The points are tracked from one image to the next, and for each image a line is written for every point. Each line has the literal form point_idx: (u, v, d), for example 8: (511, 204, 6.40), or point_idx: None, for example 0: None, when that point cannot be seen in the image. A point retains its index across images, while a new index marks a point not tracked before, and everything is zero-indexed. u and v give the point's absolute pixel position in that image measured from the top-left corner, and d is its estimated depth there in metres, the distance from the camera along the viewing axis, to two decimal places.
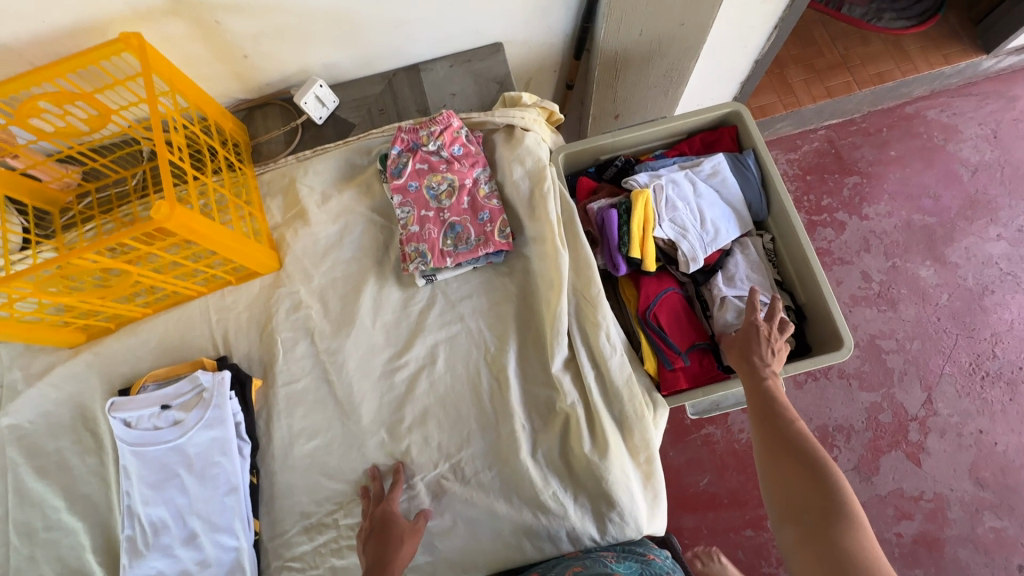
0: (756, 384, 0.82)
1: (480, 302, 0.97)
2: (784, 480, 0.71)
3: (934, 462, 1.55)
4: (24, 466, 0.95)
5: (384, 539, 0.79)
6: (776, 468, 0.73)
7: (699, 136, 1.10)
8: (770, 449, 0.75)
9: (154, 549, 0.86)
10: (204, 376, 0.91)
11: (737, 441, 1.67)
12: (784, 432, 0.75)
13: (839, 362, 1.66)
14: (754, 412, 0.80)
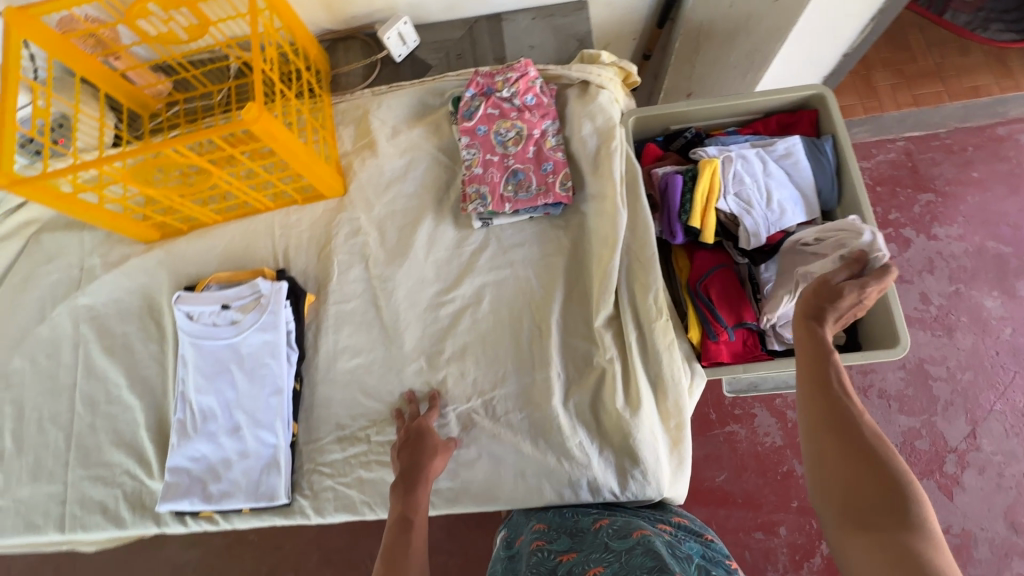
0: (819, 357, 0.68)
1: (532, 251, 0.98)
2: (843, 478, 0.60)
3: (968, 497, 1.49)
4: (94, 342, 1.03)
5: (418, 450, 0.83)
6: (835, 462, 0.61)
7: (776, 117, 1.06)
8: (827, 437, 0.63)
9: (201, 434, 0.92)
10: (264, 284, 0.96)
11: (760, 444, 1.64)
12: (843, 414, 0.63)
13: (880, 379, 1.60)
14: (811, 387, 0.67)
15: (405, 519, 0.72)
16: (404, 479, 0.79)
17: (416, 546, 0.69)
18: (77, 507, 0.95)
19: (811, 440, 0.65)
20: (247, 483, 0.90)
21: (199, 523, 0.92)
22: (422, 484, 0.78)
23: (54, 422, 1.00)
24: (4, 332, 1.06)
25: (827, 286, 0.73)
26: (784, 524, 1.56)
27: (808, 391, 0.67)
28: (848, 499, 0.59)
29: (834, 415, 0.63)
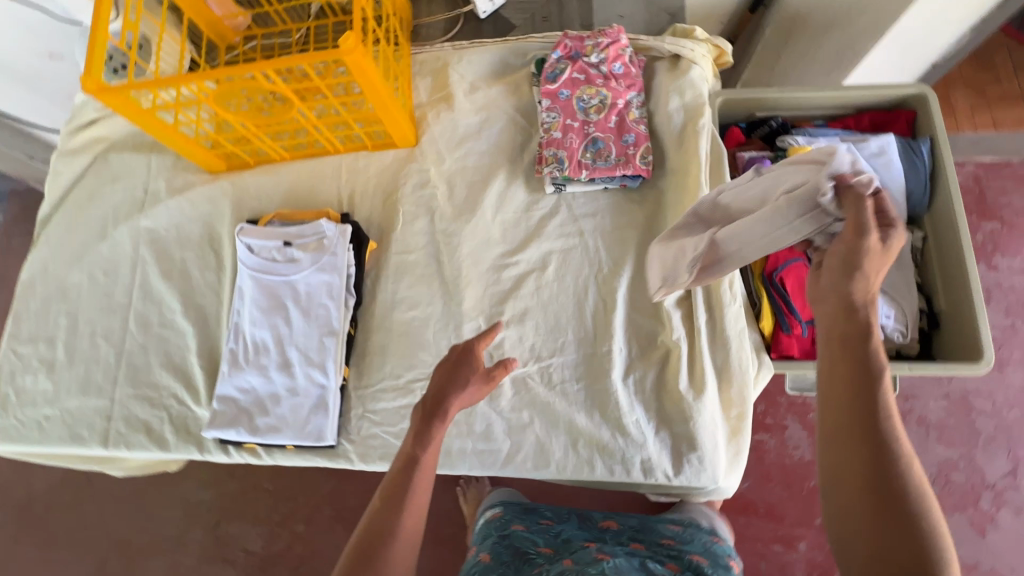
0: (862, 378, 0.56)
1: (604, 222, 0.96)
2: (864, 528, 0.52)
3: (1001, 536, 1.41)
4: (152, 265, 1.03)
5: (450, 379, 0.68)
6: (855, 507, 0.53)
7: (870, 114, 1.01)
8: (856, 475, 0.53)
9: (252, 366, 0.92)
10: (328, 225, 0.94)
11: (788, 456, 1.57)
12: (882, 460, 0.52)
13: (919, 407, 1.52)
14: (849, 420, 0.55)
15: (414, 458, 0.66)
16: (426, 408, 0.67)
17: (420, 490, 0.65)
18: (123, 425, 0.95)
19: (839, 480, 0.54)
20: (294, 421, 0.89)
21: (242, 454, 0.92)
22: (443, 421, 0.67)
23: (106, 339, 1.00)
24: (64, 245, 1.06)
25: (857, 250, 0.57)
26: (804, 541, 1.48)
27: (844, 422, 0.55)
28: (867, 551, 0.51)
29: (868, 451, 0.53)
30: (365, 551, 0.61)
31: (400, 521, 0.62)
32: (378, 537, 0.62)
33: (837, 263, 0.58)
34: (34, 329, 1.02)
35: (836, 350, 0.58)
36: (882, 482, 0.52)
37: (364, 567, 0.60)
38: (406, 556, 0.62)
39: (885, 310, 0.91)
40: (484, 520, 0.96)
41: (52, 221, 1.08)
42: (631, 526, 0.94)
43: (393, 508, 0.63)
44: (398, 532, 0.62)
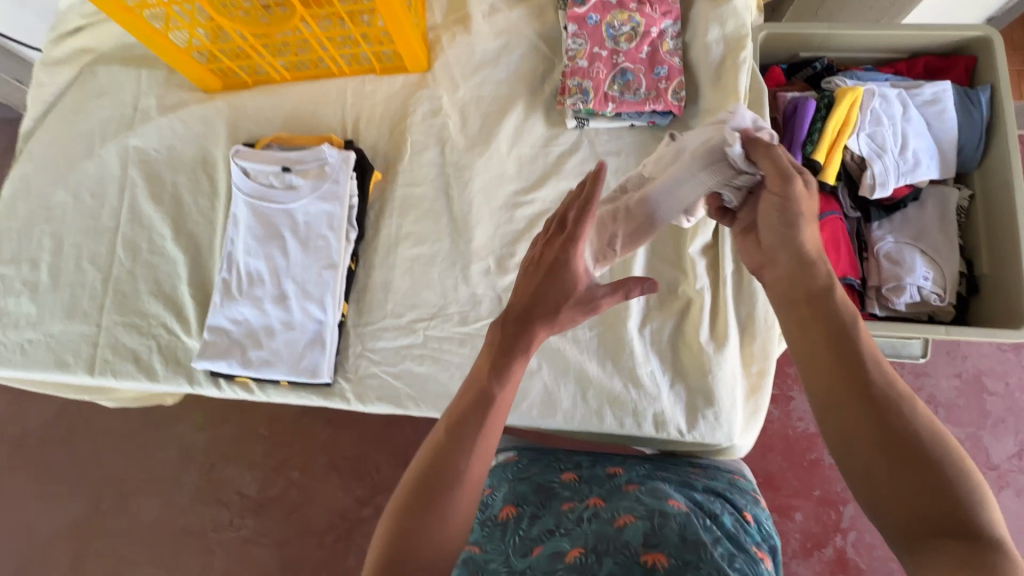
0: (831, 326, 0.51)
1: (627, 162, 0.88)
2: (885, 484, 0.44)
3: None
4: (142, 187, 0.96)
5: (542, 296, 0.53)
6: (866, 466, 0.45)
7: (925, 59, 0.93)
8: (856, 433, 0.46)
9: (246, 298, 0.86)
10: (330, 151, 0.87)
11: (793, 427, 1.24)
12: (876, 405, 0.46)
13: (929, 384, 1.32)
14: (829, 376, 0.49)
15: (487, 395, 0.52)
16: (510, 328, 0.53)
17: (493, 429, 0.51)
18: (109, 352, 0.90)
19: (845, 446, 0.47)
20: (289, 355, 0.84)
21: (234, 389, 0.88)
22: (527, 351, 0.53)
23: (92, 263, 0.94)
24: (49, 162, 0.99)
25: (788, 200, 0.54)
26: (801, 511, 1.19)
27: (828, 377, 0.49)
28: (890, 505, 0.44)
29: (859, 404, 0.47)
30: (422, 494, 0.49)
31: (466, 463, 0.50)
32: (438, 480, 0.49)
33: (773, 216, 0.55)
34: (17, 250, 0.96)
35: (804, 312, 0.52)
36: (887, 432, 0.45)
37: (422, 515, 0.48)
38: (472, 506, 0.50)
39: (923, 270, 0.85)
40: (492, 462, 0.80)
41: (36, 137, 1.01)
42: (649, 458, 0.82)
43: (456, 448, 0.50)
44: (465, 475, 0.50)
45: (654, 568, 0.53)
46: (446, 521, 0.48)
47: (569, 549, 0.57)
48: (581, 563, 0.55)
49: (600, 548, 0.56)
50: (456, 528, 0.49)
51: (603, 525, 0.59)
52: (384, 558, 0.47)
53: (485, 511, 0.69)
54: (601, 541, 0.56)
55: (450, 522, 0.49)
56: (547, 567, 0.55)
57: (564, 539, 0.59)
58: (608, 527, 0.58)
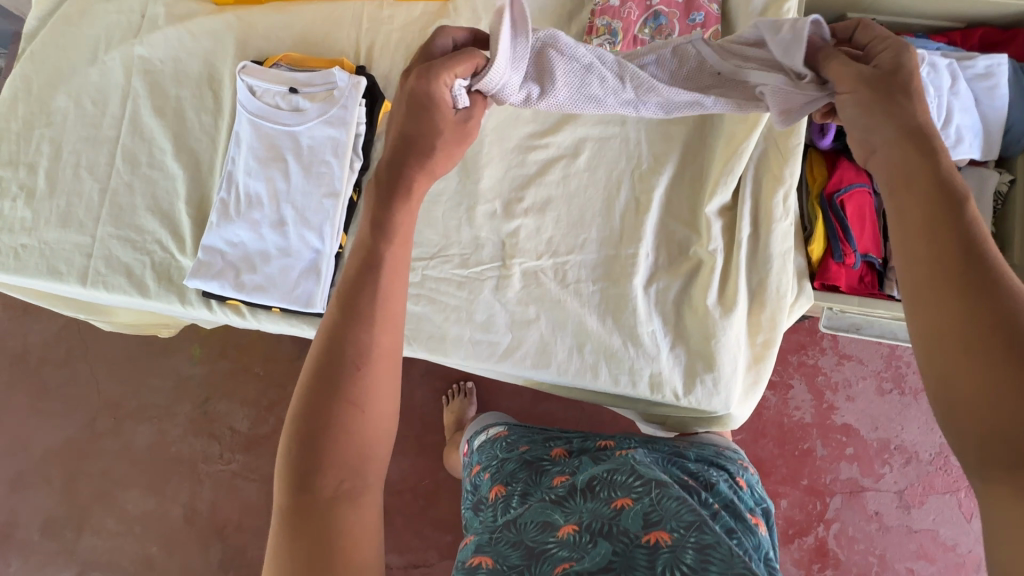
0: (939, 207, 0.41)
1: None
2: (995, 398, 0.36)
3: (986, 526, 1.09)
4: (144, 99, 0.93)
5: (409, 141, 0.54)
6: (961, 368, 0.37)
7: (982, 31, 0.87)
8: (958, 331, 0.38)
9: (242, 220, 0.84)
10: (340, 75, 0.83)
11: (789, 414, 1.16)
12: (985, 296, 0.38)
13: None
14: (926, 263, 0.40)
15: (376, 255, 0.50)
16: (385, 183, 0.54)
17: (390, 294, 0.50)
18: (103, 264, 0.88)
19: (935, 342, 0.39)
20: (282, 283, 0.82)
21: (226, 312, 0.86)
22: (405, 200, 0.53)
23: (90, 172, 0.92)
24: (52, 65, 0.96)
25: (893, 74, 0.45)
26: (785, 497, 1.14)
27: (928, 262, 0.40)
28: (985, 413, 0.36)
29: (966, 291, 0.38)
30: (325, 380, 0.46)
31: (372, 335, 0.48)
32: (342, 361, 0.47)
33: (879, 100, 0.45)
34: (14, 153, 0.94)
35: (905, 199, 0.43)
36: (1008, 334, 0.36)
37: (332, 403, 0.46)
38: (385, 383, 0.49)
39: None
40: (482, 437, 0.80)
41: (40, 37, 0.97)
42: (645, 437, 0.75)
43: (354, 321, 0.48)
44: (371, 348, 0.48)
45: (657, 548, 0.49)
46: (359, 404, 0.47)
47: (561, 524, 0.54)
48: (573, 540, 0.51)
49: (595, 526, 0.52)
50: (374, 409, 0.48)
51: (599, 504, 0.55)
52: (298, 462, 0.45)
53: (477, 492, 0.69)
54: (596, 520, 0.53)
55: (367, 405, 0.47)
56: (537, 538, 0.53)
57: (557, 511, 0.56)
58: (604, 508, 0.54)
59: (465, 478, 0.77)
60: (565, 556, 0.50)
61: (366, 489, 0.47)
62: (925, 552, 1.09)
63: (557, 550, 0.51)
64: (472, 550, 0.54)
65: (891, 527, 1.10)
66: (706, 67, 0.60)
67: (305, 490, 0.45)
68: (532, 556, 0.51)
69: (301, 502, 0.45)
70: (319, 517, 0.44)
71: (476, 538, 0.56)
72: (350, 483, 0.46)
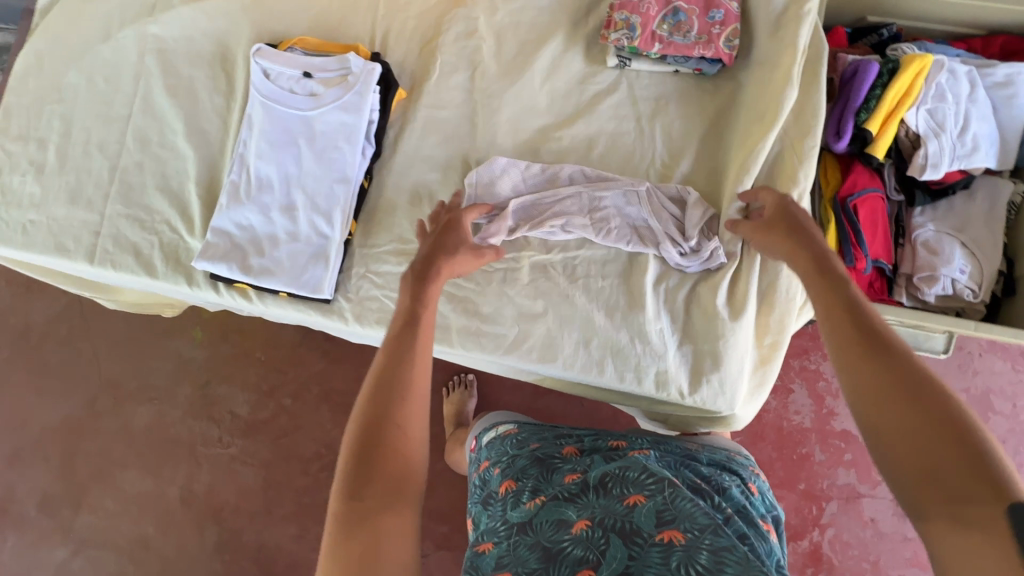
0: (842, 300, 0.53)
1: (667, 109, 0.84)
2: (921, 451, 0.42)
3: None
4: (156, 78, 0.92)
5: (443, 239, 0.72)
6: (882, 420, 0.45)
7: (1002, 39, 0.86)
8: (871, 392, 0.46)
9: (252, 203, 0.83)
10: (356, 61, 0.83)
11: (788, 418, 1.16)
12: (887, 362, 0.47)
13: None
14: (839, 342, 0.51)
15: (414, 316, 0.63)
16: (417, 272, 0.68)
17: (425, 341, 0.61)
18: (110, 243, 0.88)
19: (861, 403, 0.47)
20: (289, 267, 0.81)
21: (232, 295, 0.86)
22: (435, 279, 0.67)
23: (100, 149, 0.91)
24: (66, 41, 0.95)
25: (785, 207, 0.67)
26: (781, 500, 1.14)
27: (842, 341, 0.50)
28: (906, 458, 0.43)
29: (872, 358, 0.48)
30: (375, 408, 0.55)
31: (412, 371, 0.57)
32: (389, 392, 0.55)
33: (789, 232, 0.64)
34: (25, 128, 0.93)
35: (824, 294, 0.55)
36: (918, 396, 0.44)
37: (380, 426, 0.54)
38: (420, 412, 0.56)
39: (960, 263, 0.80)
40: (492, 434, 0.81)
41: (55, 12, 0.97)
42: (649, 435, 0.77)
43: (401, 361, 0.57)
44: (409, 381, 0.56)
45: (672, 545, 0.50)
46: (403, 427, 0.54)
47: (574, 521, 0.55)
48: (587, 537, 0.53)
49: (607, 522, 0.53)
50: (413, 433, 0.55)
51: (611, 501, 0.56)
52: (348, 475, 0.51)
53: (485, 488, 0.69)
54: (609, 516, 0.54)
55: (406, 428, 0.54)
56: (552, 537, 0.54)
57: (569, 507, 0.57)
58: (617, 504, 0.55)
59: (472, 474, 0.77)
60: (580, 555, 0.51)
61: (407, 502, 0.51)
62: (919, 560, 1.10)
63: (572, 549, 0.52)
64: (492, 561, 0.55)
65: (886, 534, 1.11)
66: (638, 195, 0.78)
67: (354, 499, 0.49)
68: (548, 557, 0.52)
69: (348, 510, 0.49)
70: (365, 524, 0.48)
71: (495, 547, 0.57)
72: (392, 497, 0.50)
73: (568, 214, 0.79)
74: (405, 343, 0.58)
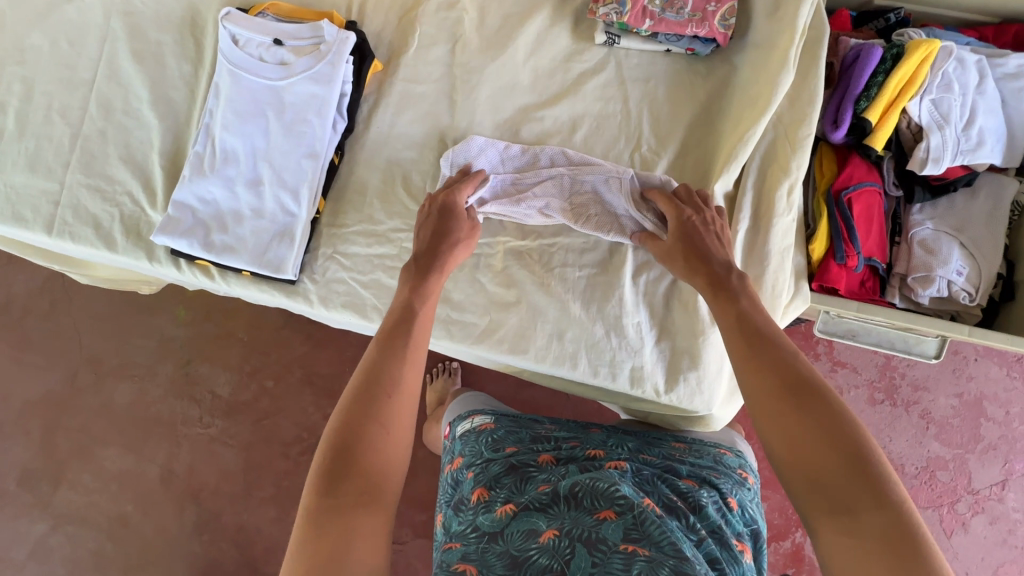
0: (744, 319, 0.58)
1: (656, 91, 0.79)
2: (815, 463, 0.46)
3: (962, 549, 1.04)
4: (122, 42, 0.87)
5: (439, 231, 0.71)
6: (778, 433, 0.49)
7: (1017, 27, 0.81)
8: (768, 406, 0.51)
9: (216, 176, 0.79)
10: (328, 29, 0.78)
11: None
12: (782, 377, 0.51)
13: (927, 399, 1.08)
14: (743, 359, 0.55)
15: (410, 313, 0.64)
16: (419, 266, 0.69)
17: (419, 341, 0.62)
18: (70, 214, 0.84)
19: (762, 416, 0.51)
20: (253, 245, 0.78)
21: (195, 273, 0.82)
22: (436, 275, 0.68)
23: (63, 116, 0.87)
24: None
25: (687, 227, 0.67)
26: (764, 501, 1.11)
27: (747, 359, 0.55)
28: (801, 468, 0.47)
29: (768, 372, 0.52)
30: (363, 402, 0.55)
31: (402, 370, 0.58)
32: (378, 389, 0.56)
33: (689, 245, 0.66)
34: None
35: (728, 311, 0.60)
36: (810, 411, 0.48)
37: (367, 422, 0.54)
38: (407, 413, 0.57)
39: (958, 264, 0.76)
40: (466, 425, 0.77)
41: None
42: (629, 431, 0.76)
43: (391, 357, 0.59)
44: (401, 381, 0.57)
45: (634, 555, 0.49)
46: (388, 430, 0.54)
47: (543, 529, 0.53)
48: (553, 546, 0.51)
49: (575, 532, 0.52)
50: (398, 432, 0.55)
51: (582, 513, 0.54)
52: (329, 468, 0.51)
53: (458, 491, 0.67)
54: (577, 527, 0.52)
55: (391, 428, 0.55)
56: (520, 545, 0.53)
57: (540, 516, 0.55)
58: (587, 517, 0.53)
59: (445, 466, 0.75)
60: (545, 564, 0.50)
61: (384, 501, 0.51)
62: None
63: (538, 557, 0.51)
64: (458, 556, 0.55)
65: None
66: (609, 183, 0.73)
67: (331, 494, 0.50)
68: (514, 565, 0.51)
69: (324, 507, 0.49)
70: (341, 519, 0.49)
71: (462, 544, 0.57)
72: (369, 497, 0.51)
73: (549, 195, 0.74)
74: (400, 338, 0.60)
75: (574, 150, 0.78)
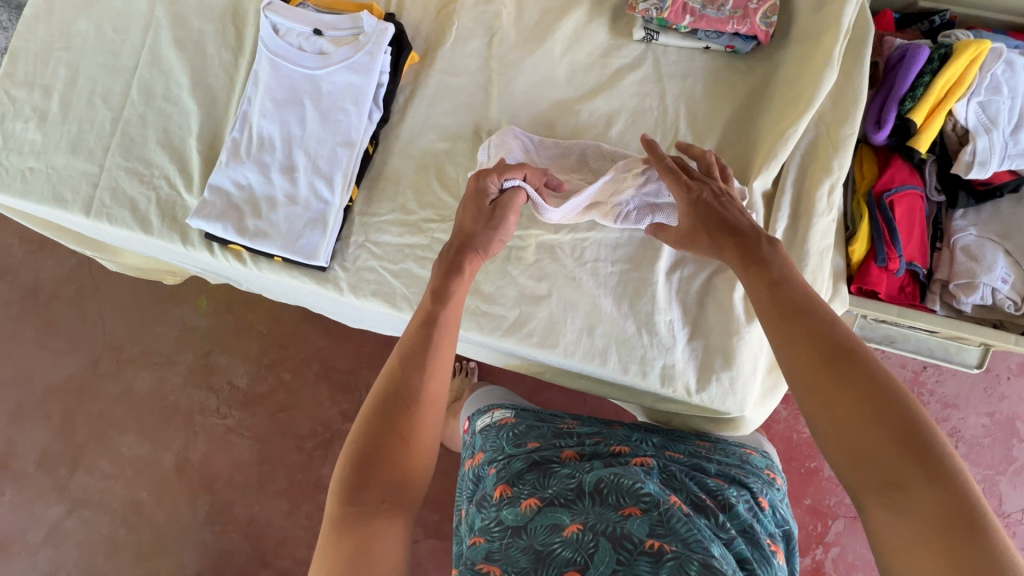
0: (772, 282, 0.54)
1: (693, 88, 0.79)
2: (861, 439, 0.44)
3: None
4: (165, 29, 0.89)
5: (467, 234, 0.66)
6: (818, 407, 0.47)
7: None
8: (806, 380, 0.48)
9: (252, 161, 0.80)
10: (368, 20, 0.79)
11: (798, 430, 1.10)
12: (821, 347, 0.48)
13: (957, 416, 1.05)
14: (776, 333, 0.51)
15: (432, 316, 0.59)
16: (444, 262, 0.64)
17: (444, 345, 0.58)
18: (108, 196, 0.85)
19: (801, 389, 0.48)
20: (286, 230, 0.78)
21: (226, 257, 0.83)
22: (460, 274, 0.63)
23: (105, 101, 0.89)
24: None
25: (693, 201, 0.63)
26: None
27: (779, 329, 0.51)
28: (846, 446, 0.45)
29: (805, 342, 0.49)
30: (388, 417, 0.54)
31: (423, 379, 0.55)
32: (398, 403, 0.54)
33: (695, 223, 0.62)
34: (30, 74, 0.91)
35: (754, 276, 0.56)
36: (852, 382, 0.45)
37: (387, 438, 0.53)
38: (430, 426, 0.55)
39: (1002, 272, 0.73)
40: (487, 419, 0.77)
41: None
42: (657, 427, 0.76)
43: (411, 367, 0.56)
44: (424, 394, 0.55)
45: (661, 556, 0.47)
46: (407, 441, 0.53)
47: (567, 524, 0.52)
48: (578, 539, 0.50)
49: (600, 526, 0.51)
50: (422, 443, 0.54)
51: (606, 509, 0.53)
52: (351, 479, 0.51)
53: (481, 486, 0.65)
54: (601, 522, 0.51)
55: (412, 438, 0.54)
56: (544, 539, 0.52)
57: (564, 511, 0.54)
58: (611, 512, 0.52)
59: (467, 461, 0.74)
60: (568, 557, 0.49)
61: (405, 507, 0.52)
62: None
63: (561, 550, 0.50)
64: (482, 554, 0.54)
65: None
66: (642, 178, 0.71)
67: (352, 502, 0.50)
68: (538, 559, 0.50)
69: (346, 510, 0.50)
70: (363, 526, 0.50)
71: (485, 539, 0.56)
72: (390, 503, 0.51)
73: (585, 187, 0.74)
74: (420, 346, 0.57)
75: (608, 145, 0.77)
